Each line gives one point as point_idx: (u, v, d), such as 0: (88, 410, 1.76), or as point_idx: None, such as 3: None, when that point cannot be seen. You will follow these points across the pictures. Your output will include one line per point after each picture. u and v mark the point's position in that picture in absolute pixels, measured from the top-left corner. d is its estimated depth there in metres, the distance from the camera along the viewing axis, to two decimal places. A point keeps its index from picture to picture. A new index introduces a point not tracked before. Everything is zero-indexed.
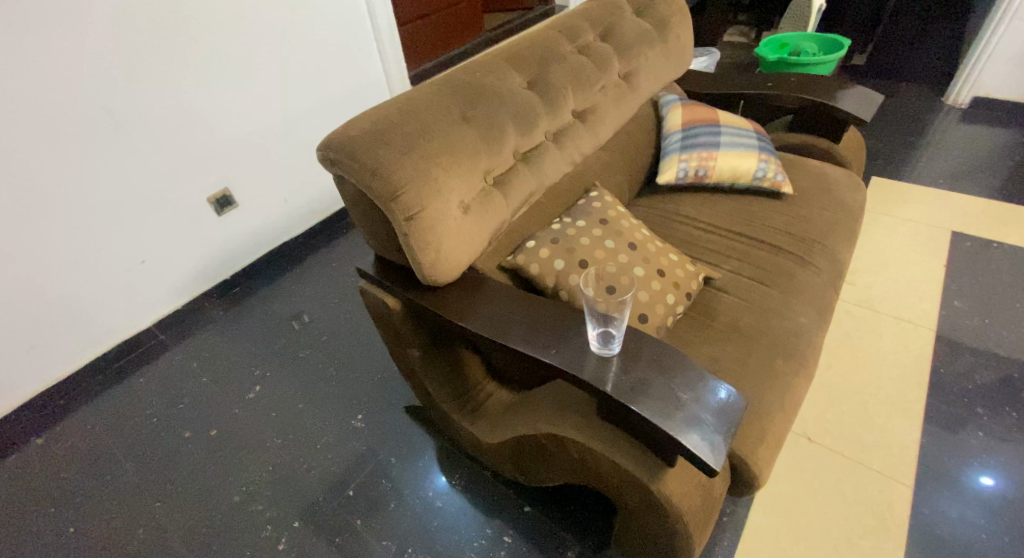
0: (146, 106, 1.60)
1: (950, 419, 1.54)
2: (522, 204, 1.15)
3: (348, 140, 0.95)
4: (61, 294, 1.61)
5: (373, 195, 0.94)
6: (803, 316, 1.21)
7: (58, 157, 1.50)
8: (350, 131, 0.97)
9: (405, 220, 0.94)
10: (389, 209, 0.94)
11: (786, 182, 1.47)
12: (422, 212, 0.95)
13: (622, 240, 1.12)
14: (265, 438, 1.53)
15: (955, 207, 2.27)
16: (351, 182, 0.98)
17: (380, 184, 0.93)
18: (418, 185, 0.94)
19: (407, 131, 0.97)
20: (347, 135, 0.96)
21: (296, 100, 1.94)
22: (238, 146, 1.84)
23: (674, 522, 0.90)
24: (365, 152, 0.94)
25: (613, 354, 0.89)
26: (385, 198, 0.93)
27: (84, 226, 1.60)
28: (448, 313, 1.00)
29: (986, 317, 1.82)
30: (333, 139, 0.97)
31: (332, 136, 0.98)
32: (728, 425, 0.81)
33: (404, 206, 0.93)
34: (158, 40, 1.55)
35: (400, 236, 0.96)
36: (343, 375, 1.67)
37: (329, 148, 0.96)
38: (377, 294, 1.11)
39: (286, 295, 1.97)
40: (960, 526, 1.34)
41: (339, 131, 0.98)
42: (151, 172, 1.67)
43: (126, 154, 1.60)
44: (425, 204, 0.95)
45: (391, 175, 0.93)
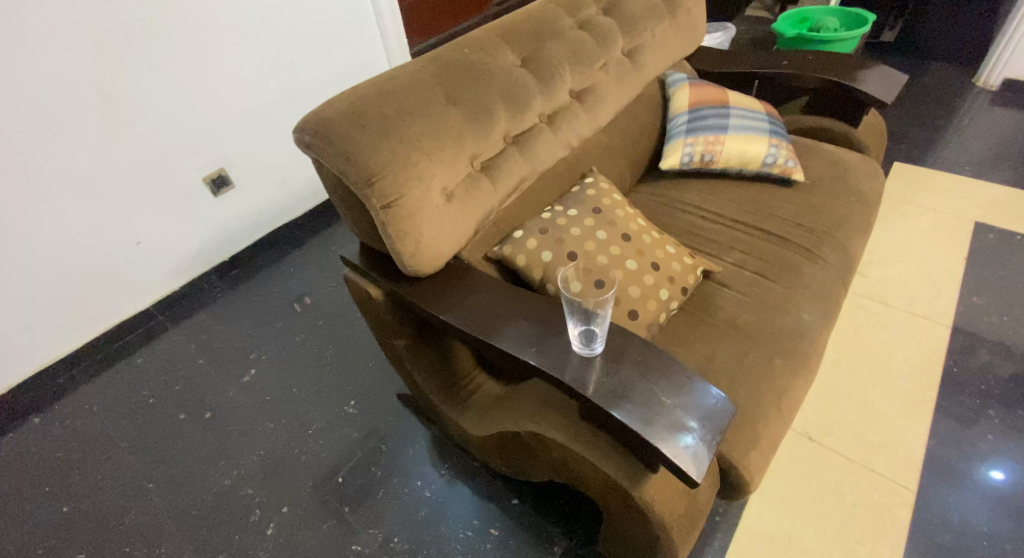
0: (139, 83, 1.55)
1: (960, 421, 1.48)
2: (512, 190, 1.09)
3: (323, 122, 0.90)
4: (57, 275, 1.60)
5: (348, 182, 0.89)
6: (807, 313, 1.15)
7: (51, 137, 1.46)
8: (325, 113, 0.91)
9: (382, 208, 0.89)
10: (365, 197, 0.89)
11: (797, 168, 1.38)
12: (400, 200, 0.89)
13: (615, 231, 1.06)
14: (256, 422, 1.52)
15: (980, 196, 2.16)
16: (327, 167, 0.93)
17: (356, 170, 0.88)
18: (396, 170, 0.89)
19: (386, 114, 0.92)
20: (322, 117, 0.91)
21: (294, 77, 1.87)
22: (235, 125, 1.79)
23: (655, 528, 0.86)
24: (340, 135, 0.89)
25: (595, 355, 0.84)
26: (362, 186, 0.88)
27: (79, 206, 1.57)
28: (430, 305, 0.96)
29: (1005, 314, 1.73)
30: (308, 121, 0.91)
31: (306, 117, 0.92)
32: (715, 433, 0.76)
33: (381, 194, 0.88)
34: (148, 13, 1.49)
35: (378, 225, 0.92)
36: (337, 360, 1.65)
37: (303, 130, 0.91)
38: (360, 282, 1.07)
39: (284, 278, 1.95)
40: (963, 533, 1.28)
41: (314, 112, 0.92)
42: (146, 152, 1.63)
43: (119, 133, 1.56)
44: (403, 191, 0.89)
45: (366, 160, 0.87)
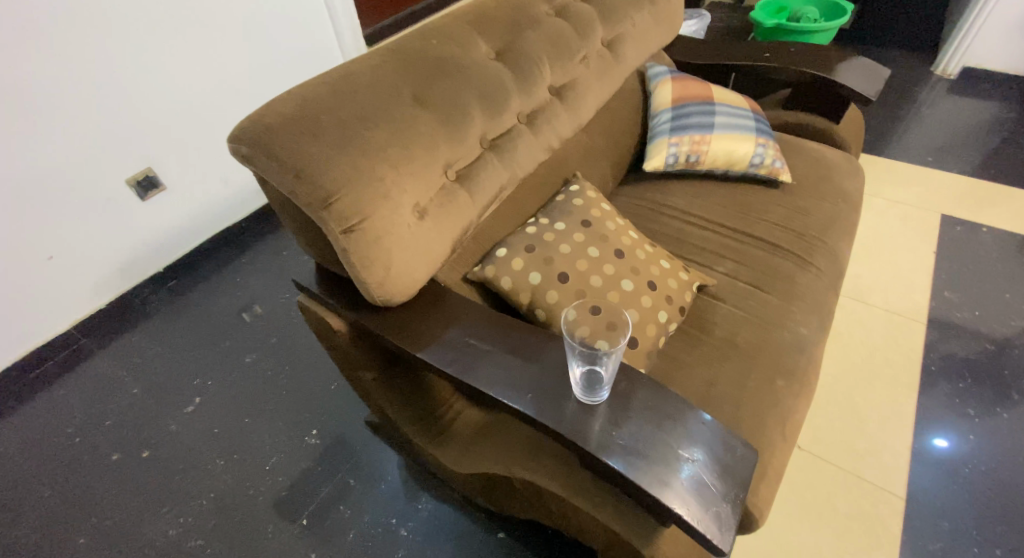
0: (132, 84, 1.48)
1: (941, 422, 1.51)
2: (491, 201, 0.96)
3: (266, 131, 0.75)
4: (12, 286, 1.47)
5: (301, 203, 0.75)
6: (805, 327, 1.09)
7: (40, 139, 1.38)
8: (268, 118, 0.76)
9: (342, 232, 0.75)
10: (323, 220, 0.75)
11: (785, 169, 1.30)
12: (365, 222, 0.76)
13: (608, 247, 0.95)
14: (206, 458, 1.36)
15: (944, 188, 2.20)
16: (272, 183, 0.77)
17: (311, 189, 0.73)
18: (360, 188, 0.75)
19: (342, 119, 0.77)
20: (265, 124, 0.75)
21: (274, 75, 1.80)
22: (221, 126, 1.72)
23: None
24: (289, 147, 0.74)
25: (601, 402, 0.76)
26: (318, 208, 0.74)
27: (57, 210, 1.47)
28: (404, 341, 0.83)
29: (976, 309, 1.77)
30: (246, 129, 0.76)
31: (245, 124, 0.77)
32: (738, 490, 0.71)
33: (343, 216, 0.74)
34: (152, 14, 1.45)
35: (339, 252, 0.78)
36: (296, 381, 1.50)
37: (242, 140, 0.75)
38: (317, 311, 0.92)
39: (229, 289, 1.76)
40: (952, 539, 1.31)
41: (255, 117, 0.77)
42: (132, 154, 1.55)
43: (110, 136, 1.49)
44: (368, 212, 0.76)
45: (321, 176, 0.73)
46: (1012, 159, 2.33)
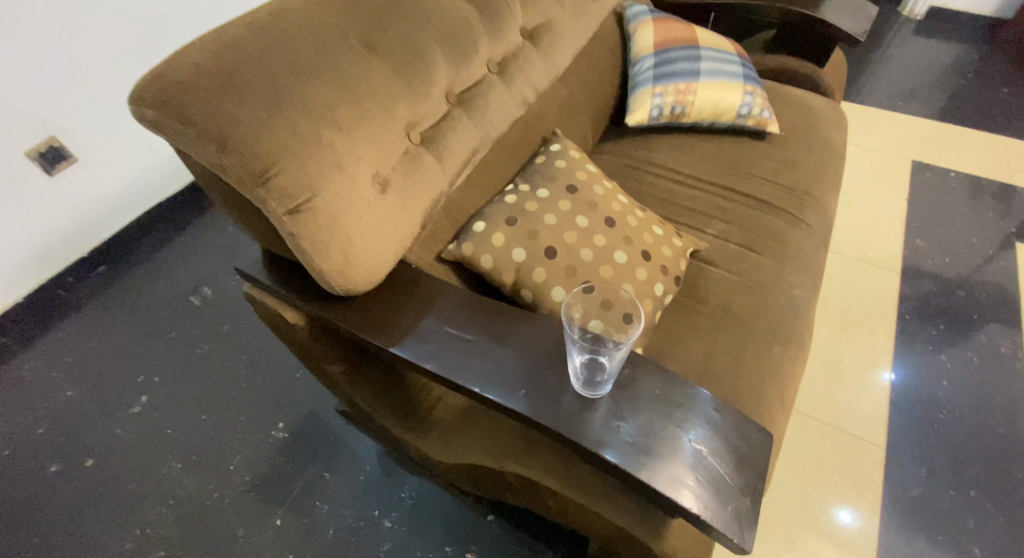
0: (48, 42, 1.29)
1: (917, 370, 1.51)
2: (463, 166, 0.82)
3: (175, 86, 0.57)
4: None
5: (231, 180, 0.59)
6: (799, 289, 1.03)
7: None
8: (176, 70, 0.58)
9: (287, 215, 0.60)
10: (261, 200, 0.59)
11: (772, 119, 1.22)
12: (315, 201, 0.60)
13: (596, 215, 0.86)
14: (159, 462, 1.23)
15: (913, 133, 2.18)
16: (192, 156, 0.61)
17: (242, 161, 0.57)
18: (304, 156, 0.59)
19: (275, 69, 0.60)
20: (172, 77, 0.57)
21: (208, 18, 1.61)
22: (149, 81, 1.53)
23: None
24: (207, 108, 0.57)
25: (603, 395, 0.69)
26: (254, 185, 0.58)
27: None
28: (374, 335, 0.72)
29: (947, 255, 1.77)
30: (149, 84, 0.58)
31: (147, 78, 0.59)
32: (755, 482, 0.66)
33: (286, 194, 0.59)
34: None
35: (285, 238, 0.63)
36: (256, 370, 1.38)
37: (143, 101, 0.57)
38: (267, 303, 0.79)
39: (171, 271, 1.59)
40: (931, 485, 1.32)
41: (158, 69, 0.59)
42: (52, 122, 1.37)
43: (24, 102, 1.31)
44: (319, 188, 0.60)
45: (253, 145, 0.57)
46: (976, 103, 2.32)
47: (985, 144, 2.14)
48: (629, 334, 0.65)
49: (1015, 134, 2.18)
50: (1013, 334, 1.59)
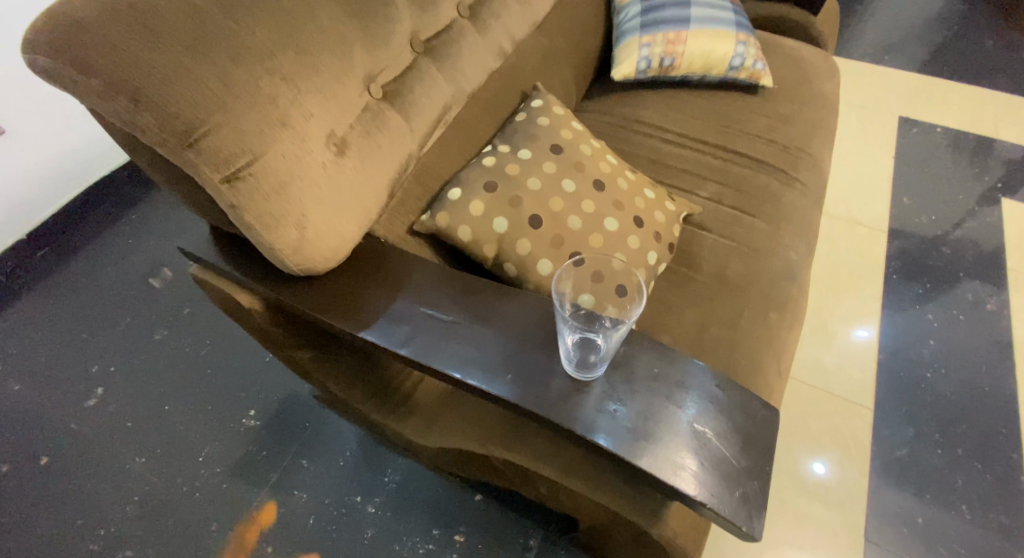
0: None
1: (905, 330, 1.49)
2: (434, 125, 0.73)
3: (73, 28, 0.47)
4: None
5: (155, 144, 0.50)
6: (795, 251, 0.98)
7: None
8: (75, 8, 0.48)
9: (225, 183, 0.51)
10: (192, 165, 0.50)
11: (765, 71, 1.15)
12: (258, 166, 0.52)
13: (583, 177, 0.79)
14: (120, 458, 1.15)
15: (898, 88, 2.13)
16: (106, 116, 0.51)
17: (162, 118, 0.48)
18: (240, 112, 0.50)
19: (199, 5, 0.50)
20: (70, 18, 0.47)
21: None
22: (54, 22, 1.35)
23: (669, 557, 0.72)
24: (116, 54, 0.47)
25: (597, 377, 0.62)
26: (181, 147, 0.49)
27: None
28: (341, 319, 0.65)
29: (933, 213, 1.74)
30: (43, 27, 0.48)
31: (42, 20, 0.48)
32: (763, 463, 0.60)
33: (222, 157, 0.50)
34: None
35: (226, 211, 0.54)
36: (221, 356, 1.29)
37: (36, 49, 0.47)
38: (216, 285, 0.71)
39: (123, 252, 1.47)
40: (919, 445, 1.30)
41: (55, 7, 0.48)
42: None
43: None
44: (261, 150, 0.51)
45: (175, 99, 0.47)
46: (961, 56, 2.28)
47: (970, 98, 2.09)
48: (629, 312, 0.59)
49: (999, 88, 2.14)
50: (998, 290, 1.57)
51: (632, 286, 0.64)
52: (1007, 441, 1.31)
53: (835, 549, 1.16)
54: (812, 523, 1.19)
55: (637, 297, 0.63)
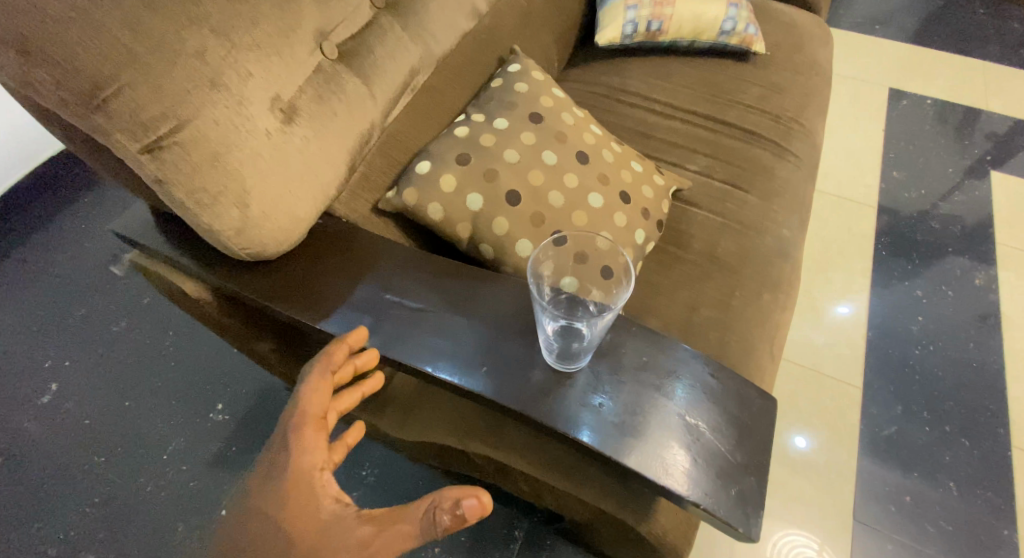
0: None
1: (894, 307, 1.46)
2: (401, 90, 0.66)
3: None
4: None
5: (60, 109, 0.43)
6: (787, 228, 0.93)
7: None
8: None
9: (145, 152, 0.45)
10: (103, 132, 0.44)
11: (758, 37, 1.09)
12: (184, 133, 0.45)
13: (565, 149, 0.72)
14: (78, 458, 1.08)
15: (888, 59, 2.08)
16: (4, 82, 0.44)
17: (60, 75, 0.41)
18: (159, 68, 0.43)
19: None
20: None
21: None
22: None
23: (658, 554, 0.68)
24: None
25: (580, 368, 0.57)
26: (87, 110, 0.43)
27: None
28: (298, 309, 0.58)
29: (922, 187, 1.71)
30: None
31: None
32: (760, 458, 0.55)
33: (137, 122, 0.43)
34: None
35: (151, 187, 0.47)
36: (187, 347, 1.22)
37: None
38: (158, 273, 0.64)
39: (79, 237, 1.38)
40: (907, 424, 1.28)
41: None
42: None
43: None
44: (186, 115, 0.45)
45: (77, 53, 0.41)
46: (951, 27, 2.23)
47: (961, 70, 2.05)
48: (618, 297, 0.53)
49: (989, 59, 2.10)
50: (986, 265, 1.55)
51: (619, 268, 0.58)
52: (995, 417, 1.29)
53: (824, 531, 1.13)
54: (801, 505, 1.16)
55: (625, 279, 0.57)
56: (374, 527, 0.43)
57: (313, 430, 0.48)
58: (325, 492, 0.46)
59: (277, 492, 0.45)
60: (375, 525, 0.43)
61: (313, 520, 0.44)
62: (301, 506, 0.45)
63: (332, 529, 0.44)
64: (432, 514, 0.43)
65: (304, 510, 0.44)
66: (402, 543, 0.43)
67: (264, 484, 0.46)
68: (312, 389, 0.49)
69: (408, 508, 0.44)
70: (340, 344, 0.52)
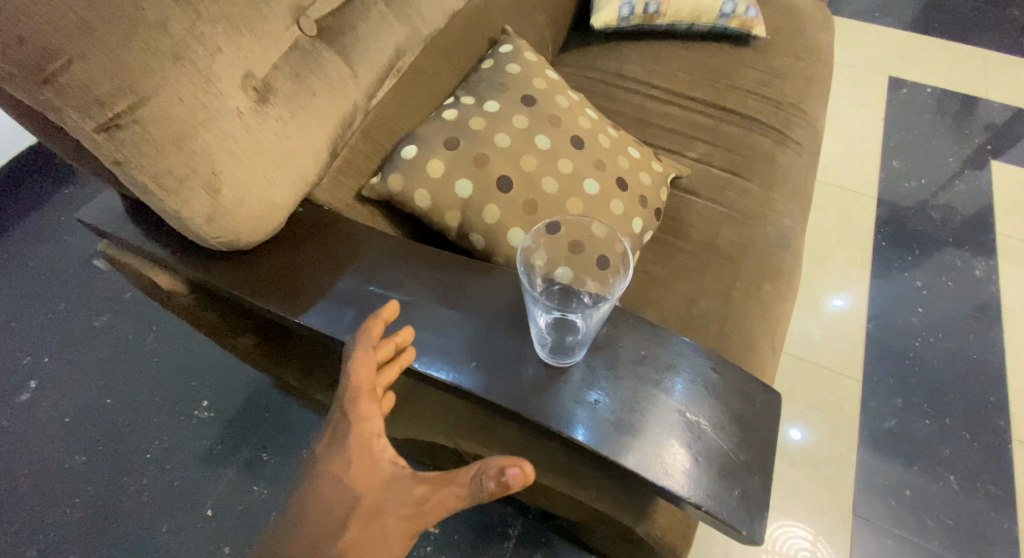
0: None
1: (894, 299, 1.44)
2: (386, 71, 0.62)
3: None
4: None
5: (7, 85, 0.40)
6: (789, 218, 0.90)
7: None
8: None
9: (100, 131, 0.42)
10: (56, 109, 0.41)
11: (758, 20, 1.06)
12: (141, 110, 0.42)
13: (559, 133, 0.69)
14: (58, 457, 1.05)
15: (889, 47, 2.05)
16: None
17: (5, 48, 0.39)
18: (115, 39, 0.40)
19: None
20: None
21: None
22: None
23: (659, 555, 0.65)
24: None
25: (574, 363, 0.54)
26: (34, 84, 0.40)
27: None
28: (276, 302, 0.55)
29: (923, 177, 1.68)
30: None
31: None
32: (764, 457, 0.53)
33: (91, 97, 0.40)
34: None
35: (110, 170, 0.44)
36: (171, 342, 1.18)
37: None
38: (129, 264, 0.61)
39: (59, 230, 1.34)
40: (907, 417, 1.25)
41: None
42: None
43: None
44: (143, 90, 0.42)
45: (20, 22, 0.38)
46: (953, 14, 2.20)
47: (961, 58, 2.03)
48: (615, 287, 0.50)
49: (989, 48, 2.07)
50: (986, 256, 1.52)
51: (616, 257, 0.55)
52: (995, 410, 1.27)
53: (823, 525, 1.11)
54: (801, 501, 1.14)
55: (622, 269, 0.54)
56: (428, 488, 0.42)
57: (369, 404, 0.46)
58: (383, 456, 0.44)
59: (338, 459, 0.44)
60: (429, 485, 0.42)
61: (373, 481, 0.43)
62: (362, 471, 0.43)
63: (391, 487, 0.43)
64: (478, 480, 0.40)
65: (366, 477, 0.43)
66: (454, 504, 0.41)
67: (330, 450, 0.45)
68: (360, 364, 0.47)
69: (457, 470, 0.42)
70: (378, 319, 0.49)
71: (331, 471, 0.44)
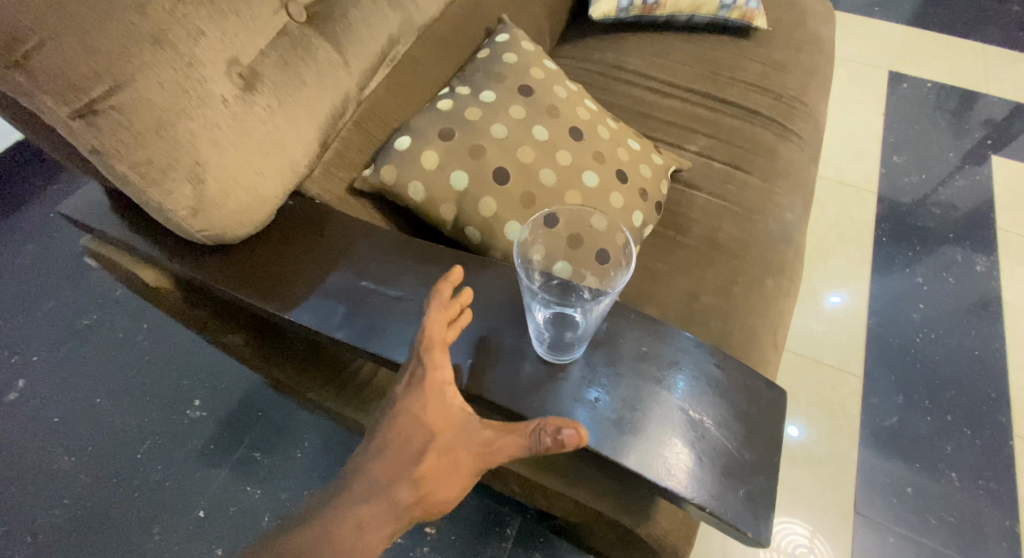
0: None
1: (895, 294, 1.43)
2: (378, 60, 0.61)
3: None
4: None
5: None
6: (791, 212, 0.88)
7: None
8: None
9: (75, 116, 0.40)
10: (28, 94, 0.40)
11: (760, 11, 1.04)
12: (119, 95, 0.41)
13: (557, 124, 0.67)
14: (46, 457, 1.03)
15: (889, 42, 2.04)
16: None
17: None
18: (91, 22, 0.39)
19: None
20: None
21: None
22: None
23: None
24: None
25: (574, 359, 0.52)
26: (5, 67, 0.38)
27: None
28: (265, 299, 0.53)
29: (923, 172, 1.67)
30: None
31: None
32: (769, 456, 0.51)
33: (67, 81, 0.39)
34: None
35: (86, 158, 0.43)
36: (163, 340, 1.17)
37: None
38: (115, 259, 0.60)
39: (49, 227, 1.32)
40: (909, 414, 1.24)
41: None
42: None
43: None
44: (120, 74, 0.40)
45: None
46: (953, 9, 2.19)
47: (961, 53, 2.01)
48: (616, 280, 0.48)
49: (990, 42, 2.05)
50: (987, 252, 1.51)
51: (617, 249, 0.53)
52: (997, 406, 1.26)
53: (824, 523, 1.10)
54: (802, 498, 1.13)
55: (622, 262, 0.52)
56: (495, 432, 0.43)
57: (442, 354, 0.46)
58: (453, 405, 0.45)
59: (412, 401, 0.44)
60: (497, 430, 0.44)
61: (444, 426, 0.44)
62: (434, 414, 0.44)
63: (461, 431, 0.44)
64: (538, 434, 0.42)
65: (440, 419, 0.44)
66: (517, 452, 0.43)
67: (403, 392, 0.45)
68: (433, 319, 0.47)
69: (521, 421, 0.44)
70: (453, 278, 0.50)
71: (402, 409, 0.44)
